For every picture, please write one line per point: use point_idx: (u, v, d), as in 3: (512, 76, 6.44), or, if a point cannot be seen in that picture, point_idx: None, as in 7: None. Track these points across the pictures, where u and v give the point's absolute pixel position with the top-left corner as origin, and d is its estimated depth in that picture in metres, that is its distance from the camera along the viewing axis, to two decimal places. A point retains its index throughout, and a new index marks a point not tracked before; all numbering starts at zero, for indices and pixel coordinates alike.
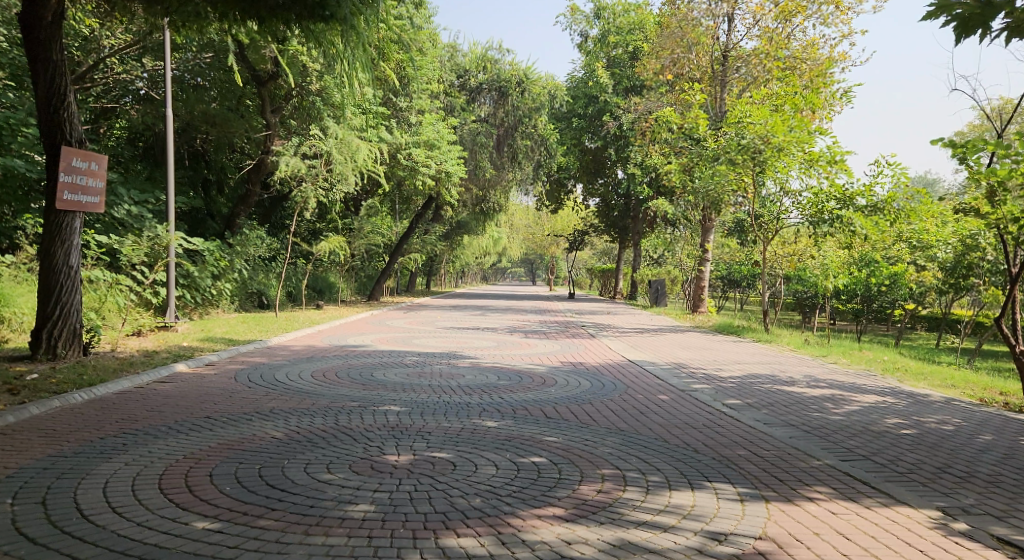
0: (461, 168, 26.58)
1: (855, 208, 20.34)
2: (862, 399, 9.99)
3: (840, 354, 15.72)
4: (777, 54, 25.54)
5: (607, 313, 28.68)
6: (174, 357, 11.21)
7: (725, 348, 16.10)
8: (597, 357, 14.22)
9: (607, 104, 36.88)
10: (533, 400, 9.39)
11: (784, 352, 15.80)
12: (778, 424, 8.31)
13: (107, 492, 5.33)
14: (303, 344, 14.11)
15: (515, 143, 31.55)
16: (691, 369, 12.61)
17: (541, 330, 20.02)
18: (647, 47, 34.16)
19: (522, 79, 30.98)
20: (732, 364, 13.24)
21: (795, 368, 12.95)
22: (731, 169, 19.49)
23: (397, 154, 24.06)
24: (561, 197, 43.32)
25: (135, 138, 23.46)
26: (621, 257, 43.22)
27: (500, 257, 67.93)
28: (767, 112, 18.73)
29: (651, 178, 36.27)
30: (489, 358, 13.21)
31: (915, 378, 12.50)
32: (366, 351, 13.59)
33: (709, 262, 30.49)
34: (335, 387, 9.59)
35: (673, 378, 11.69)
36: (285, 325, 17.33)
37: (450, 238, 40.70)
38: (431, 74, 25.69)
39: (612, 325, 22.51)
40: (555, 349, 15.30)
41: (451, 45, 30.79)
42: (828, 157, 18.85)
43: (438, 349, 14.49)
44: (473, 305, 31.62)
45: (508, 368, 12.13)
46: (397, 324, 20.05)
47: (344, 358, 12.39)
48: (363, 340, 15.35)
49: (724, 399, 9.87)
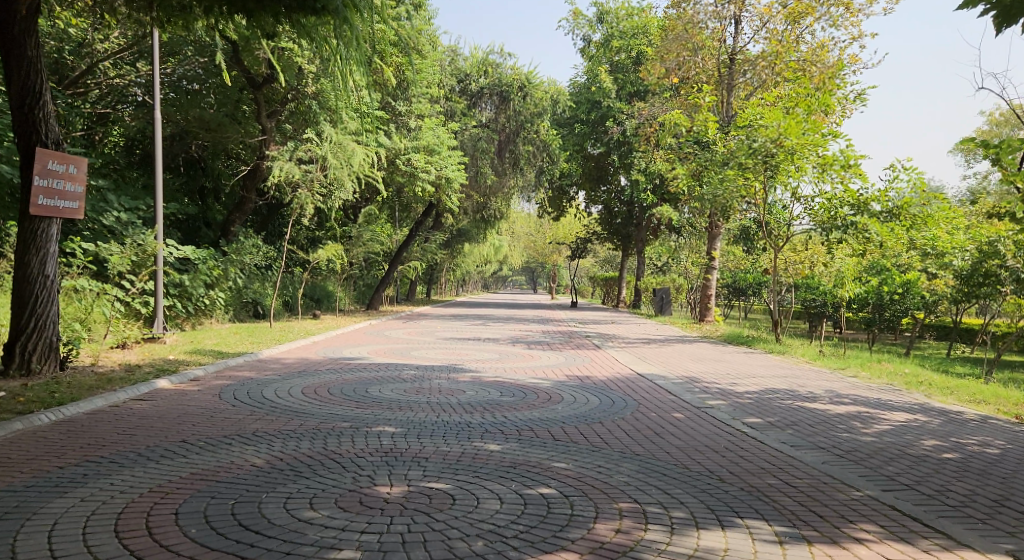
0: (462, 173, 25.97)
1: (870, 214, 19.64)
2: (892, 417, 9.33)
3: (858, 366, 15.07)
4: (786, 57, 24.93)
5: (612, 322, 28.04)
6: (157, 372, 10.55)
7: (738, 360, 15.43)
8: (605, 370, 13.55)
9: (610, 109, 36.28)
10: (539, 420, 8.72)
11: (799, 364, 15.14)
12: (806, 447, 7.67)
13: (54, 539, 4.69)
14: (296, 357, 13.45)
15: (517, 149, 30.99)
16: (704, 383, 11.96)
17: (544, 340, 19.37)
18: (651, 52, 33.59)
19: (524, 84, 30.43)
20: (747, 378, 12.58)
21: (814, 382, 12.29)
22: (741, 174, 18.87)
23: (396, 160, 23.46)
24: (563, 204, 42.70)
25: (131, 145, 22.86)
26: (624, 265, 42.57)
27: (501, 265, 67.25)
28: (779, 114, 18.09)
29: (655, 185, 35.66)
30: (491, 371, 12.55)
31: (942, 393, 11.85)
32: (362, 364, 12.92)
33: (716, 270, 29.83)
34: (326, 405, 8.92)
35: (686, 394, 11.03)
36: (279, 337, 16.68)
37: (451, 246, 40.07)
38: (431, 77, 25.10)
39: (617, 335, 21.85)
40: (560, 362, 14.65)
41: (451, 49, 30.20)
42: (841, 159, 18.20)
43: (437, 362, 13.83)
44: (475, 315, 30.98)
45: (511, 383, 11.46)
46: (396, 335, 19.42)
47: (338, 372, 11.73)
48: (359, 352, 14.70)
49: (744, 418, 9.21)
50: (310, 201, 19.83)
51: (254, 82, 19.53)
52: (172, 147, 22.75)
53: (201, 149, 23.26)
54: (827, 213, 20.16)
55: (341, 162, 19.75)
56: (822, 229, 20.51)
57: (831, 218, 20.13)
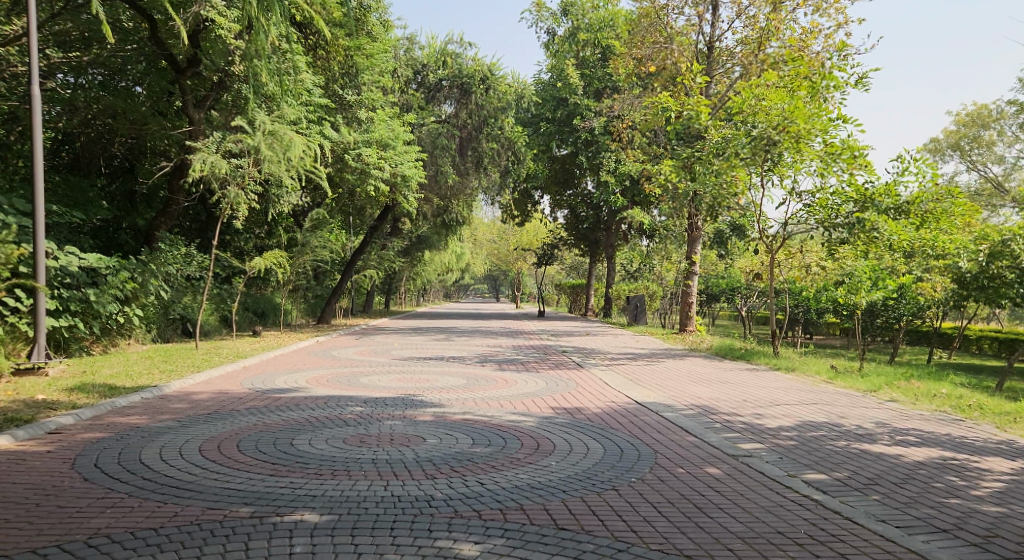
0: (419, 171, 23.29)
1: (881, 209, 17.43)
2: (994, 469, 7.03)
3: (889, 385, 12.81)
4: (768, 45, 22.78)
5: (584, 334, 25.66)
6: (8, 419, 7.93)
7: (747, 381, 13.14)
8: (594, 398, 11.16)
9: (577, 107, 33.85)
10: (530, 489, 6.24)
11: (818, 384, 12.88)
12: (923, 531, 5.36)
13: None
14: (210, 391, 10.76)
15: (480, 147, 28.50)
16: (724, 416, 9.62)
17: (516, 358, 16.93)
18: (621, 44, 31.32)
19: (486, 75, 27.99)
20: (772, 408, 10.24)
21: (856, 413, 9.98)
22: (733, 166, 16.63)
23: (343, 155, 20.70)
24: (528, 208, 40.30)
25: (58, 148, 19.75)
26: (592, 272, 40.30)
27: (464, 274, 64.86)
28: (783, 94, 15.78)
29: (626, 186, 33.36)
30: (456, 405, 10.08)
31: (1016, 422, 9.58)
32: (293, 399, 10.29)
33: (697, 275, 27.49)
34: (227, 474, 6.38)
35: (708, 434, 8.65)
36: (201, 361, 13.98)
37: (410, 254, 37.43)
38: (382, 66, 22.47)
39: (597, 350, 19.48)
40: (538, 388, 12.25)
41: (406, 39, 27.62)
42: (849, 147, 16.02)
43: (390, 391, 11.33)
44: (436, 327, 28.45)
45: (483, 423, 8.98)
46: (345, 355, 16.74)
47: (259, 413, 9.09)
48: (296, 381, 12.07)
49: (801, 473, 6.86)
50: (245, 202, 16.98)
51: (177, 66, 17.07)
52: (94, 147, 19.61)
53: (125, 149, 20.31)
54: (826, 210, 18.00)
55: (276, 152, 16.36)
56: (822, 229, 18.34)
57: (831, 216, 17.98)
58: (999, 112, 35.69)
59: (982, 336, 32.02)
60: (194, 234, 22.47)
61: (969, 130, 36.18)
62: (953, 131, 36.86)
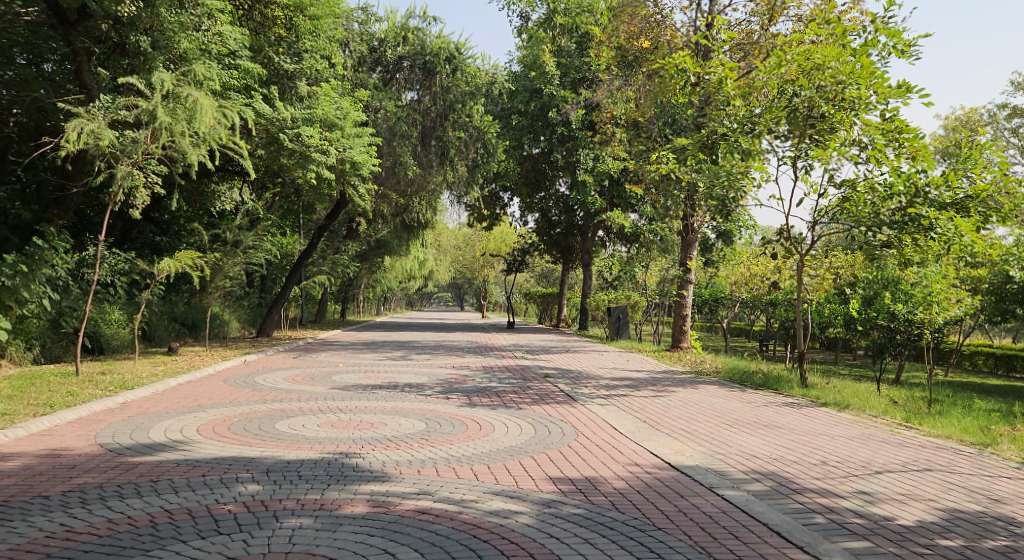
0: (373, 159, 19.64)
1: (937, 205, 13.49)
2: None
3: (995, 431, 9.51)
4: (778, 20, 19.58)
5: (565, 351, 22.21)
6: None
7: (803, 425, 9.79)
8: (607, 459, 7.73)
9: (552, 98, 30.40)
10: None
11: (900, 429, 9.56)
12: None
13: None
14: (32, 456, 7.17)
15: (445, 136, 24.81)
16: (823, 502, 6.26)
17: (489, 387, 13.38)
18: (601, 27, 28.09)
19: (453, 54, 24.44)
20: (881, 481, 6.89)
21: (1012, 491, 6.66)
22: (765, 148, 13.23)
23: (279, 134, 17.04)
24: (497, 211, 36.78)
25: None
26: (565, 281, 37.00)
27: (427, 282, 61.28)
28: (836, 48, 12.27)
29: (607, 186, 30.09)
30: (406, 483, 6.57)
31: None
32: (156, 471, 6.74)
33: (692, 284, 24.15)
34: None
35: (821, 543, 5.30)
36: (64, 396, 10.34)
37: (368, 258, 33.90)
38: (330, 32, 18.89)
39: (586, 374, 16.09)
40: (524, 438, 8.81)
41: (362, 11, 24.17)
42: (907, 124, 12.70)
43: (311, 450, 7.77)
44: (395, 342, 24.79)
45: (449, 528, 5.52)
46: (271, 383, 13.10)
47: (78, 510, 5.57)
48: (182, 432, 8.47)
49: None
50: (145, 187, 13.25)
51: (63, 18, 13.51)
52: None
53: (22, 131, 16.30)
54: (862, 208, 14.10)
55: (177, 120, 12.60)
56: (855, 233, 14.45)
57: (869, 215, 14.06)
58: (991, 116, 33.14)
59: (976, 352, 29.41)
60: (71, 229, 18.76)
61: (959, 135, 33.57)
62: (943, 135, 34.21)
